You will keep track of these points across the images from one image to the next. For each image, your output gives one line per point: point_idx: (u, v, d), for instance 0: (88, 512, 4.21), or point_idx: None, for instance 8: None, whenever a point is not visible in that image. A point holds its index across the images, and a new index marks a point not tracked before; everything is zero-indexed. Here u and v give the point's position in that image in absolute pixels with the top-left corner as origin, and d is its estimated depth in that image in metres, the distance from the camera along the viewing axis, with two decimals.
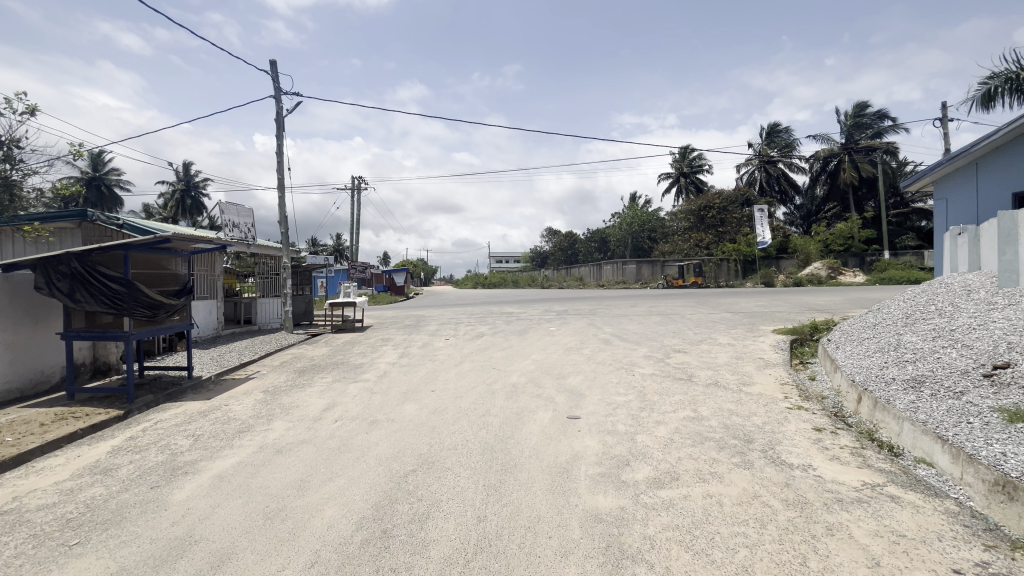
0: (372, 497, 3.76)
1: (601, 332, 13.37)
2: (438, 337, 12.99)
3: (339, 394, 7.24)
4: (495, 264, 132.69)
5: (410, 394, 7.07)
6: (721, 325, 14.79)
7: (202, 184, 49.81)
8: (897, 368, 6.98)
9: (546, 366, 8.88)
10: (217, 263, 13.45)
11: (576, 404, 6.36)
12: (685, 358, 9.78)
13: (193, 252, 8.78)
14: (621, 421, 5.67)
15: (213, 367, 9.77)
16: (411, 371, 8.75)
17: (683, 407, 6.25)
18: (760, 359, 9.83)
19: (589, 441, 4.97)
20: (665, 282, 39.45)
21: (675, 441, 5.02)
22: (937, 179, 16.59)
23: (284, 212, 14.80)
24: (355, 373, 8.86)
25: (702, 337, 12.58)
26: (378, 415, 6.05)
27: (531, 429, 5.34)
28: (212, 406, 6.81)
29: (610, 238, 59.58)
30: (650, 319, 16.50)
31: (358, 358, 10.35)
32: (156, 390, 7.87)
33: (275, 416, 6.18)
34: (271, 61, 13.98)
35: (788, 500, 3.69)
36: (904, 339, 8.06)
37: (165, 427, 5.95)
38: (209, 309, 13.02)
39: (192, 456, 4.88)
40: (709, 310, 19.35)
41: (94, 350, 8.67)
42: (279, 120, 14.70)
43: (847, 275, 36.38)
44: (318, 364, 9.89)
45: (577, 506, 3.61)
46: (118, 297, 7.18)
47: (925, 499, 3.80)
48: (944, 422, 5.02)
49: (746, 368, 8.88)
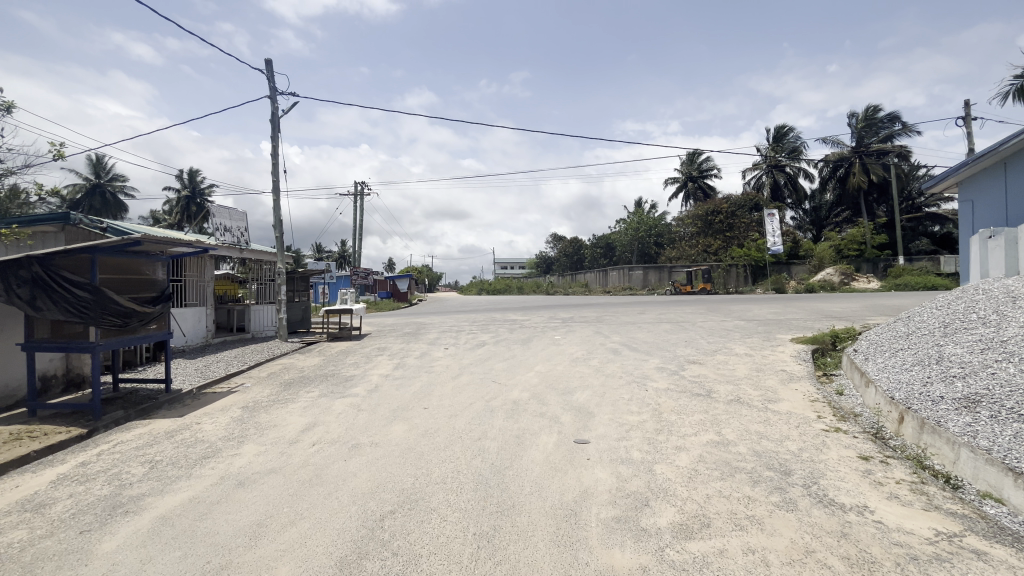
0: (337, 550, 3.09)
1: (608, 342, 12.59)
2: (437, 347, 12.31)
3: (321, 412, 6.58)
4: (501, 270, 132.19)
5: (400, 412, 6.40)
6: (735, 334, 14.01)
7: (207, 190, 49.92)
8: (942, 385, 6.28)
9: (551, 379, 8.20)
10: (206, 269, 12.90)
11: (584, 426, 5.66)
12: (701, 371, 9.03)
13: (173, 256, 8.24)
14: (636, 447, 4.98)
15: (196, 380, 9.17)
16: (404, 384, 8.08)
17: (705, 429, 5.53)
18: (783, 372, 9.08)
19: (599, 472, 4.28)
20: (673, 289, 38.68)
21: (700, 473, 4.32)
22: (961, 180, 15.74)
23: (278, 215, 14.27)
24: (343, 386, 8.20)
25: (717, 347, 11.84)
26: (361, 437, 5.37)
27: (533, 456, 4.66)
28: (182, 424, 6.19)
29: (615, 243, 58.83)
30: (660, 327, 15.75)
31: (350, 370, 9.67)
32: (128, 406, 7.28)
33: (248, 437, 5.54)
34: (266, 59, 13.62)
35: (849, 558, 2.98)
36: (946, 351, 7.30)
37: (123, 450, 5.31)
38: (198, 317, 12.43)
39: (138, 490, 4.22)
40: (720, 317, 18.63)
41: (67, 361, 8.13)
42: (274, 120, 14.22)
43: (861, 281, 35.50)
44: (307, 376, 9.24)
45: (587, 565, 2.91)
46: (84, 304, 6.58)
47: (1019, 556, 3.07)
48: (1015, 451, 4.30)
49: (768, 382, 8.14)
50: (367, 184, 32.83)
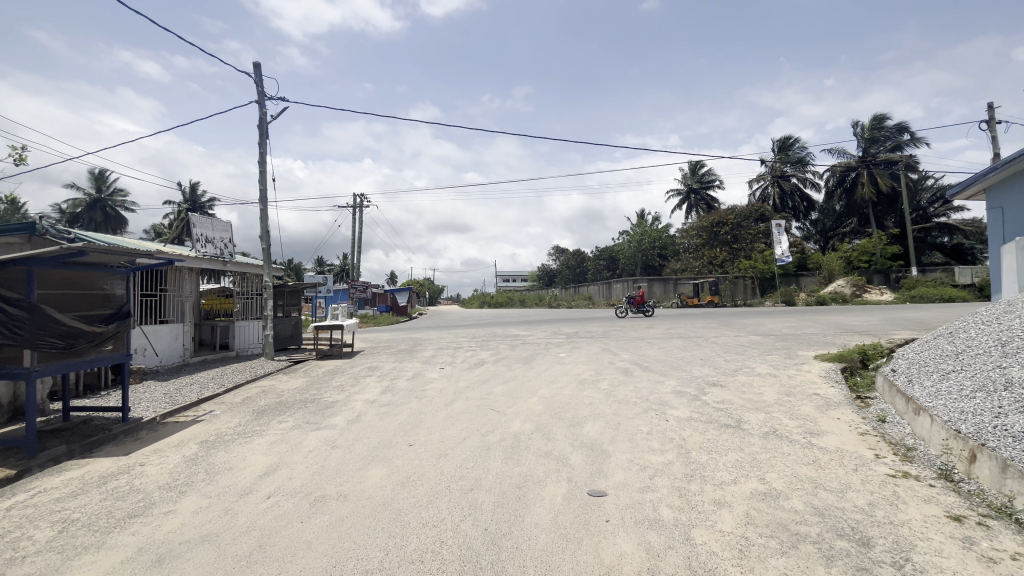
0: None
1: (617, 360, 11.60)
2: (432, 366, 11.35)
3: (289, 449, 5.64)
4: (502, 283, 131.54)
5: (381, 450, 5.45)
6: (753, 351, 13.00)
7: (206, 203, 49.48)
8: (1018, 418, 5.30)
9: (557, 407, 7.23)
10: (185, 282, 12.05)
11: (597, 471, 4.70)
12: (725, 396, 8.04)
13: (136, 270, 7.54)
14: (665, 502, 4.02)
15: (162, 407, 8.25)
16: (390, 413, 7.13)
17: (745, 475, 4.57)
18: (817, 396, 8.09)
19: (621, 544, 3.33)
20: (679, 301, 37.68)
21: (753, 543, 3.37)
22: (987, 186, 14.81)
23: (265, 225, 13.46)
24: (322, 414, 7.26)
25: (736, 366, 10.85)
26: (329, 486, 4.43)
27: (538, 518, 3.71)
28: (123, 467, 5.25)
29: (618, 255, 58.05)
30: (672, 343, 14.74)
31: (333, 394, 8.71)
32: (73, 441, 6.36)
33: (194, 485, 4.60)
34: (253, 62, 12.99)
35: None
36: (1013, 375, 6.34)
37: (38, 504, 4.37)
38: (175, 334, 11.53)
39: (30, 568, 3.28)
40: (735, 331, 17.63)
41: (13, 388, 7.23)
42: (261, 125, 13.52)
43: (873, 293, 34.51)
44: (284, 402, 8.29)
45: None
46: (16, 324, 5.72)
47: None
48: None
49: (804, 410, 7.16)
50: (366, 196, 32.27)
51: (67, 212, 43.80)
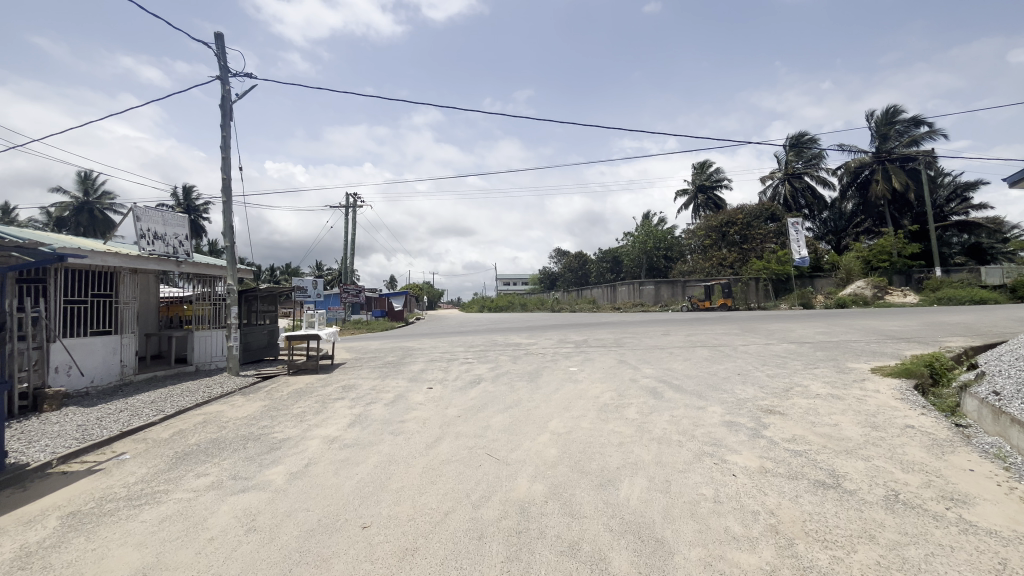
0: None
1: (640, 377, 9.66)
2: (419, 385, 9.46)
3: (184, 531, 3.76)
4: (504, 286, 129.94)
5: (318, 538, 3.56)
6: (797, 364, 11.08)
7: (200, 207, 47.93)
8: None
9: (576, 451, 5.33)
10: (128, 286, 10.14)
11: None
12: (794, 431, 6.14)
13: (15, 269, 5.71)
14: None
15: (65, 445, 6.39)
16: (351, 460, 5.27)
17: None
18: (912, 430, 6.20)
19: None
20: (690, 305, 35.76)
21: None
22: None
23: (228, 219, 11.60)
24: (260, 462, 5.37)
25: (788, 386, 8.92)
26: None
27: None
28: None
29: (623, 258, 56.18)
30: (698, 354, 12.84)
31: (288, 427, 6.83)
32: None
33: None
34: (212, 31, 11.24)
35: None
36: None
37: None
38: (113, 348, 9.65)
39: None
40: (762, 338, 15.73)
41: None
42: (223, 105, 11.70)
43: (895, 295, 32.57)
44: (222, 439, 6.40)
45: None
46: None
47: None
48: None
49: (913, 454, 5.26)
50: (359, 196, 30.36)
51: (53, 216, 42.20)
